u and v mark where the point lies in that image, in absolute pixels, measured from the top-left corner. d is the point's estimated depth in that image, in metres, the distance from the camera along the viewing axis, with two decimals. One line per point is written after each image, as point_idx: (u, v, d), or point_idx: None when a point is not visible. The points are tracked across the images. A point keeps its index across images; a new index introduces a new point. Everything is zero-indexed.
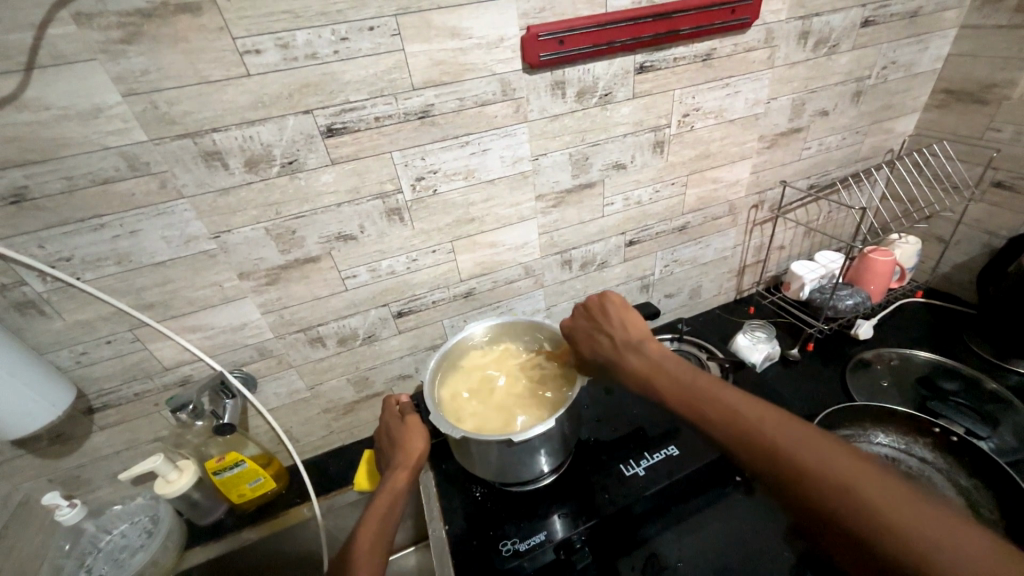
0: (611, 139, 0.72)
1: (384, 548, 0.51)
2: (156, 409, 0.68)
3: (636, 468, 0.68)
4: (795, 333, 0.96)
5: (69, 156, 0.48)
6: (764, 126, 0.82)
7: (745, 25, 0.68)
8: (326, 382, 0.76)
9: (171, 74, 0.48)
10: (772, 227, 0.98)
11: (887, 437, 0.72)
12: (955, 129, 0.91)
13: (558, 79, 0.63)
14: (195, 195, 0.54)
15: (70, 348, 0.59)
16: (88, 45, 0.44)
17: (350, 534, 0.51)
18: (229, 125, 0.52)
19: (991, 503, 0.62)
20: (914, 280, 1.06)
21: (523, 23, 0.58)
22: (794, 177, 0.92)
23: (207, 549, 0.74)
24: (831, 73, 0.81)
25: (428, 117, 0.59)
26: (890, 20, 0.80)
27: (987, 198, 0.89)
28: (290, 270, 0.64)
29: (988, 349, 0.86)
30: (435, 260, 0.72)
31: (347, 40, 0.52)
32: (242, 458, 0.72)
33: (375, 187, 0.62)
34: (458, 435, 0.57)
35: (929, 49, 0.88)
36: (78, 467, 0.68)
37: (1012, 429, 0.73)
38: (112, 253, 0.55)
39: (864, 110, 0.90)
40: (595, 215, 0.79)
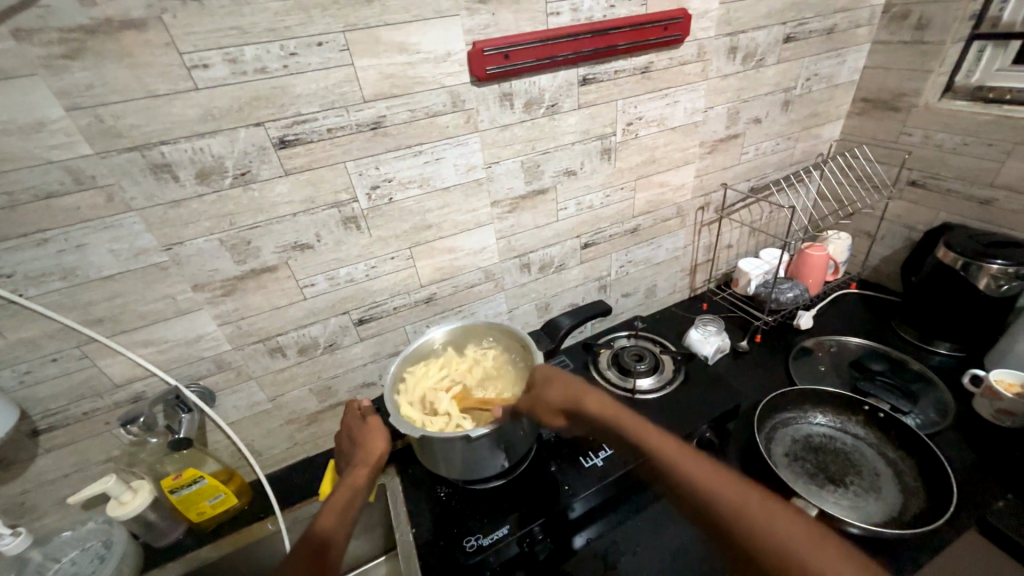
0: (560, 147, 0.76)
1: (339, 545, 0.51)
2: (107, 428, 0.66)
3: (595, 459, 0.70)
4: (744, 326, 1.02)
5: (8, 171, 0.48)
6: (704, 133, 0.88)
7: (677, 41, 0.74)
8: (288, 393, 0.76)
9: (116, 89, 0.48)
10: (718, 227, 1.04)
11: (825, 417, 0.78)
12: (874, 134, 1.00)
13: (505, 91, 0.67)
14: (145, 208, 0.55)
15: (12, 368, 0.57)
16: (28, 60, 0.45)
17: (308, 527, 0.52)
18: (178, 138, 0.52)
19: (914, 472, 0.68)
20: (849, 273, 1.15)
21: (469, 38, 0.61)
22: (735, 180, 0.99)
23: (165, 571, 0.72)
24: (760, 84, 0.88)
25: (381, 128, 0.62)
26: (810, 37, 0.88)
27: (905, 195, 0.98)
28: (246, 281, 0.64)
29: (913, 333, 0.94)
30: (394, 266, 0.73)
31: (297, 55, 0.53)
32: (200, 474, 0.71)
33: (331, 197, 0.63)
34: (418, 434, 0.58)
35: (847, 62, 0.96)
36: (23, 493, 0.66)
37: (933, 404, 0.80)
38: (56, 267, 0.54)
39: (794, 118, 0.97)
40: (550, 219, 0.83)
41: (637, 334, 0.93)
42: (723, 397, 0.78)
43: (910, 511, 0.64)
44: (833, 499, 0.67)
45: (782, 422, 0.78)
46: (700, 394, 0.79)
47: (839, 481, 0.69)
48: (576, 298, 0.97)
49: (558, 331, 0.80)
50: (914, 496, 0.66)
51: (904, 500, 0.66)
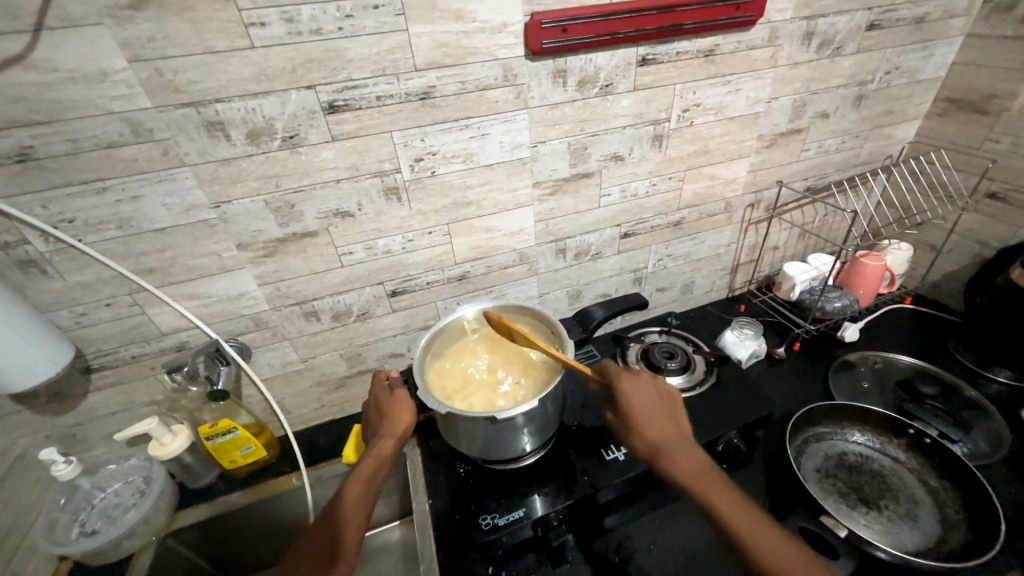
0: (610, 130, 0.73)
1: (366, 512, 0.54)
2: (152, 373, 0.70)
3: (617, 452, 0.70)
4: (782, 332, 0.98)
5: (73, 119, 0.49)
6: (764, 125, 0.83)
7: (749, 22, 0.69)
8: (319, 356, 0.78)
9: (176, 43, 0.48)
10: (767, 227, 0.99)
11: (863, 436, 0.74)
12: (954, 138, 0.92)
13: (559, 67, 0.64)
14: (197, 164, 0.56)
15: (70, 309, 0.60)
16: (96, 9, 0.45)
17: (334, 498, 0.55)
18: (232, 96, 0.53)
19: (958, 504, 0.64)
20: (905, 287, 1.08)
21: (528, 9, 0.58)
22: (791, 178, 0.93)
23: (198, 511, 0.76)
24: (833, 75, 0.82)
25: (430, 98, 0.60)
26: (896, 25, 0.80)
27: (981, 208, 0.90)
28: (288, 244, 0.65)
29: (970, 357, 0.88)
30: (431, 241, 0.73)
31: (352, 17, 0.52)
32: (234, 425, 0.74)
33: (375, 166, 0.63)
34: (444, 410, 0.59)
35: (934, 57, 0.88)
36: (76, 425, 0.70)
37: (986, 436, 0.75)
38: (114, 216, 0.56)
39: (866, 115, 0.90)
40: (591, 205, 0.80)
41: (670, 330, 0.91)
42: (756, 405, 0.75)
43: (949, 544, 0.61)
44: (864, 522, 0.64)
45: (816, 436, 0.75)
46: (732, 399, 0.76)
47: (873, 504, 0.66)
48: (609, 288, 0.95)
49: (590, 321, 0.79)
50: (955, 529, 0.62)
51: (943, 532, 0.62)
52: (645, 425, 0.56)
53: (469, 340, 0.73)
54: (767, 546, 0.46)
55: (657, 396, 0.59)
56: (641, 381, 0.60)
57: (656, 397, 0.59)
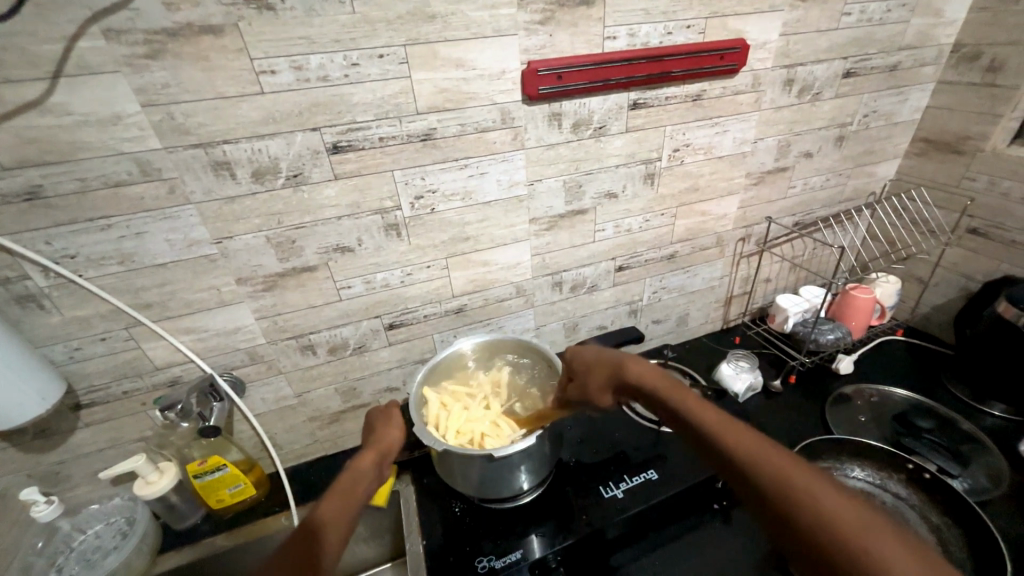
0: (603, 169, 0.76)
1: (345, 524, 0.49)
2: (142, 408, 0.69)
3: (615, 490, 0.69)
4: (778, 364, 0.98)
5: (84, 159, 0.51)
6: (751, 164, 0.86)
7: (733, 70, 0.73)
8: (314, 390, 0.77)
9: (190, 89, 0.51)
10: (758, 260, 1.01)
11: (864, 471, 0.73)
12: (933, 176, 0.96)
13: (554, 111, 0.67)
14: (202, 202, 0.57)
15: (64, 343, 0.60)
16: (114, 58, 0.47)
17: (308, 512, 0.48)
18: (240, 138, 0.55)
19: (962, 542, 0.63)
20: (896, 318, 1.09)
21: (525, 58, 0.62)
22: (779, 214, 0.96)
23: (181, 554, 0.73)
24: (815, 117, 0.86)
25: (430, 140, 0.63)
26: (871, 72, 0.85)
27: (963, 243, 0.93)
28: (287, 278, 0.66)
29: (964, 390, 0.88)
30: (429, 275, 0.74)
31: (358, 66, 0.55)
32: (224, 463, 0.72)
33: (375, 203, 0.64)
34: (440, 448, 0.58)
35: (909, 101, 0.93)
36: (59, 463, 0.68)
37: (984, 470, 0.74)
38: (116, 252, 0.56)
39: (847, 154, 0.94)
40: (587, 239, 0.82)
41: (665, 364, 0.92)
42: None
43: None
44: None
45: None
46: None
47: None
48: (605, 320, 0.95)
49: None
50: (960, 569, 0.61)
51: None
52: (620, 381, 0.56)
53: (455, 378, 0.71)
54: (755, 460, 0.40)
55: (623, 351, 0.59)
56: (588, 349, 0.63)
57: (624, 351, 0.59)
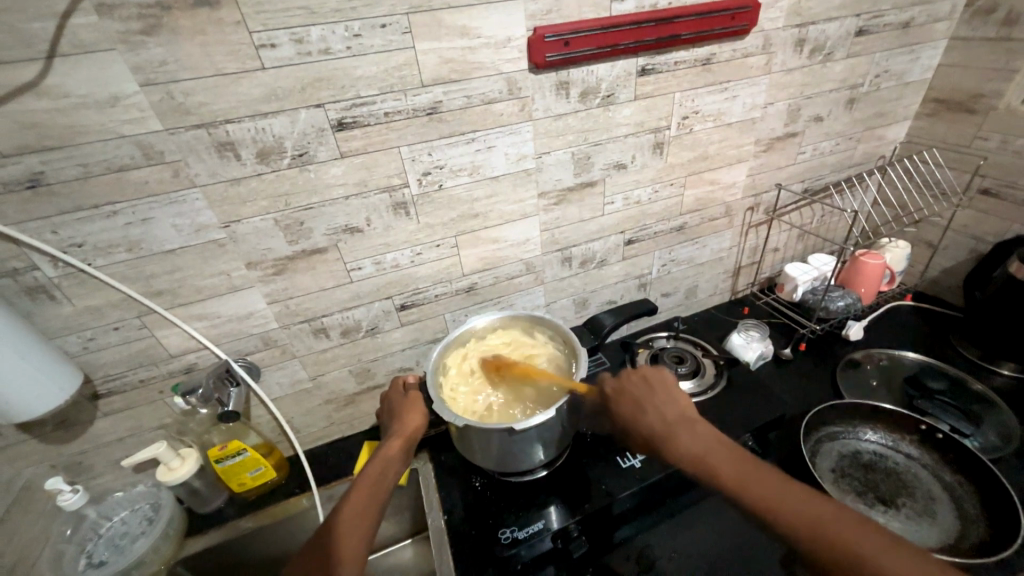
0: (612, 140, 0.74)
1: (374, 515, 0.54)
2: (160, 397, 0.69)
3: (632, 460, 0.69)
4: (787, 333, 0.99)
5: (85, 143, 0.49)
6: (760, 130, 0.84)
7: (743, 31, 0.71)
8: (328, 373, 0.77)
9: (187, 66, 0.49)
10: (767, 229, 1.00)
11: (876, 434, 0.75)
12: (945, 137, 0.94)
13: (562, 80, 0.65)
14: (207, 185, 0.56)
15: (78, 334, 0.60)
16: (108, 35, 0.45)
17: (342, 498, 0.55)
18: (242, 117, 0.53)
19: (975, 498, 0.65)
20: (904, 284, 1.09)
21: (530, 24, 0.60)
22: (789, 180, 0.95)
23: (207, 537, 0.75)
24: (825, 79, 0.84)
25: (436, 113, 0.61)
26: (883, 30, 0.83)
27: (975, 204, 0.92)
28: (297, 261, 0.65)
29: (974, 350, 0.89)
30: (438, 254, 0.73)
31: (361, 37, 0.53)
32: (244, 447, 0.73)
33: (383, 181, 0.63)
34: (461, 423, 0.58)
35: (921, 59, 0.90)
36: (81, 453, 0.69)
37: (995, 427, 0.75)
38: (123, 239, 0.56)
39: (858, 117, 0.92)
40: (596, 213, 0.81)
41: (676, 336, 0.92)
42: (767, 407, 0.76)
43: (968, 540, 0.61)
44: (882, 520, 0.64)
45: (829, 436, 0.75)
46: (743, 403, 0.77)
47: (889, 502, 0.66)
48: (614, 295, 0.95)
49: (600, 329, 0.80)
50: (973, 524, 0.62)
51: (961, 528, 0.62)
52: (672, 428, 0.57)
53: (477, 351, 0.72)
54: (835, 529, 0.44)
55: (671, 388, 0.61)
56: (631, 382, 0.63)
57: (675, 392, 0.61)
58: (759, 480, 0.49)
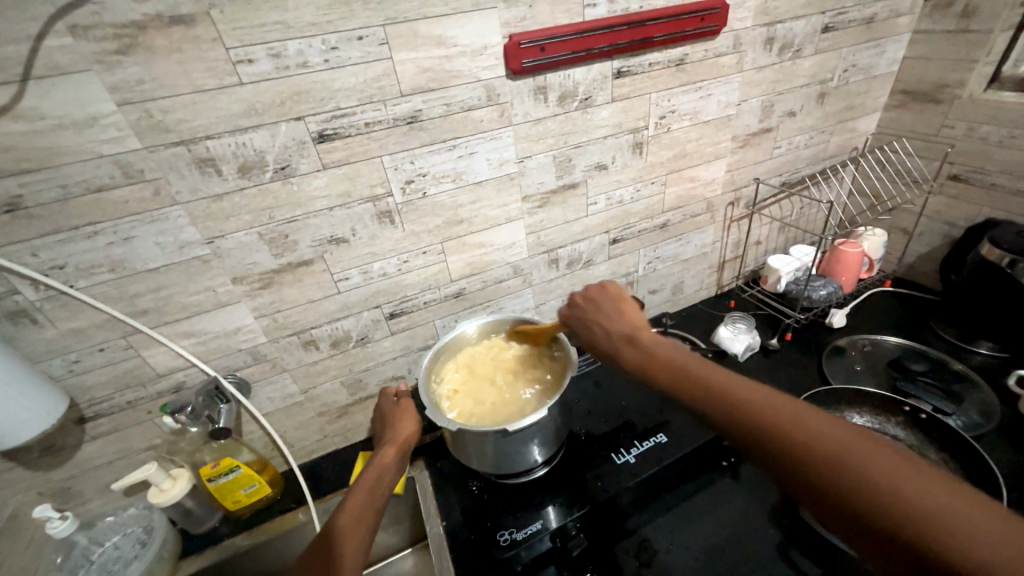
0: (592, 141, 0.75)
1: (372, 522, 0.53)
2: (149, 417, 0.68)
3: (627, 455, 0.70)
4: (773, 324, 1.01)
5: (63, 164, 0.49)
6: (736, 127, 0.86)
7: (714, 32, 0.73)
8: (320, 385, 0.77)
9: (165, 84, 0.49)
10: (748, 223, 1.02)
11: (862, 417, 0.76)
12: (913, 127, 0.97)
13: (539, 85, 0.67)
14: (189, 202, 0.56)
15: (62, 357, 0.59)
16: (84, 56, 0.46)
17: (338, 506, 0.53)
18: (222, 132, 0.53)
19: (960, 474, 0.66)
20: (884, 271, 1.12)
21: (506, 31, 0.61)
22: (767, 175, 0.97)
23: (202, 558, 0.74)
24: (796, 75, 0.86)
25: (417, 121, 0.62)
26: (848, 26, 0.85)
27: (946, 191, 0.95)
28: (283, 274, 0.65)
29: (952, 331, 0.92)
30: (425, 261, 0.74)
31: (338, 49, 0.54)
32: (236, 464, 0.72)
33: (366, 191, 0.64)
34: (454, 428, 0.58)
35: (886, 53, 0.93)
36: (69, 479, 0.68)
37: (976, 405, 0.77)
38: (106, 259, 0.55)
39: (829, 111, 0.95)
40: (580, 214, 0.82)
41: None
42: None
43: None
44: None
45: None
46: None
47: None
48: None
49: None
50: None
51: None
52: (625, 343, 0.55)
53: (473, 360, 0.73)
54: (797, 422, 0.39)
55: (631, 307, 0.60)
56: (588, 302, 0.62)
57: (628, 309, 0.59)
58: (710, 379, 0.46)
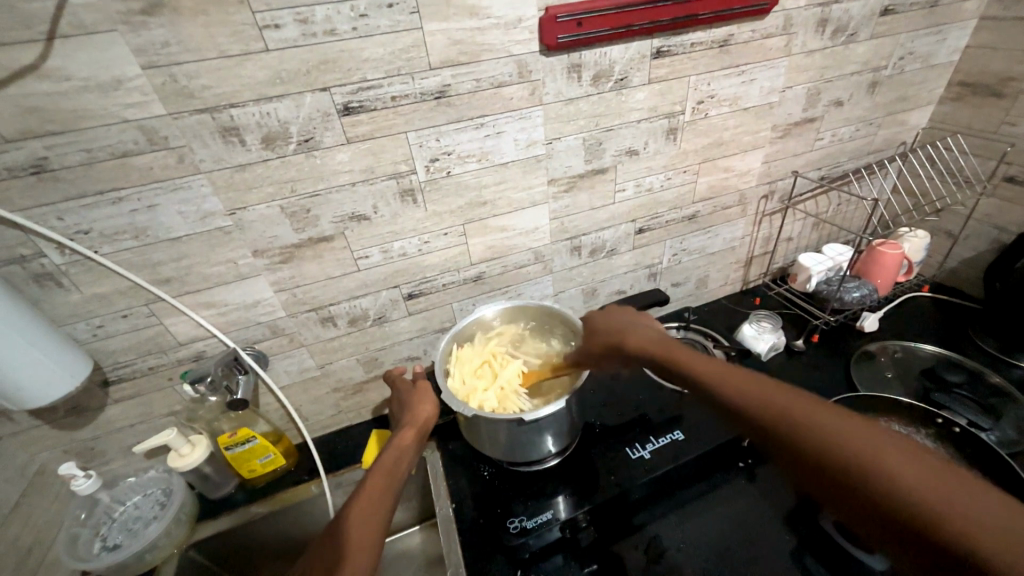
0: (625, 125, 0.72)
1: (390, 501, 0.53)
2: (169, 383, 0.69)
3: (642, 451, 0.69)
4: (800, 324, 0.97)
5: (89, 128, 0.48)
6: (778, 115, 0.82)
7: (764, 10, 0.68)
8: (336, 362, 0.77)
9: (191, 47, 0.48)
10: (781, 218, 0.98)
11: (890, 427, 0.73)
12: (970, 122, 0.91)
13: (574, 62, 0.63)
14: (212, 170, 0.55)
15: (87, 321, 0.60)
16: (109, 15, 0.44)
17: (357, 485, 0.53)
18: (246, 100, 0.52)
19: None
20: (921, 275, 1.07)
21: (542, 4, 0.58)
22: (805, 168, 0.92)
23: (218, 522, 0.76)
24: (847, 62, 0.81)
25: (445, 97, 0.59)
26: (909, 10, 0.79)
27: (999, 193, 0.89)
28: (304, 249, 0.64)
29: (992, 343, 0.87)
30: (446, 242, 0.72)
31: (366, 17, 0.51)
32: (252, 434, 0.73)
33: (390, 167, 0.62)
34: (470, 413, 0.58)
35: (948, 40, 0.87)
36: (93, 439, 0.69)
37: (1015, 422, 0.73)
38: (130, 226, 0.55)
39: (879, 101, 0.89)
40: (606, 201, 0.79)
41: (686, 326, 0.91)
42: None
43: None
44: None
45: None
46: None
47: None
48: (624, 285, 0.94)
49: None
50: None
51: None
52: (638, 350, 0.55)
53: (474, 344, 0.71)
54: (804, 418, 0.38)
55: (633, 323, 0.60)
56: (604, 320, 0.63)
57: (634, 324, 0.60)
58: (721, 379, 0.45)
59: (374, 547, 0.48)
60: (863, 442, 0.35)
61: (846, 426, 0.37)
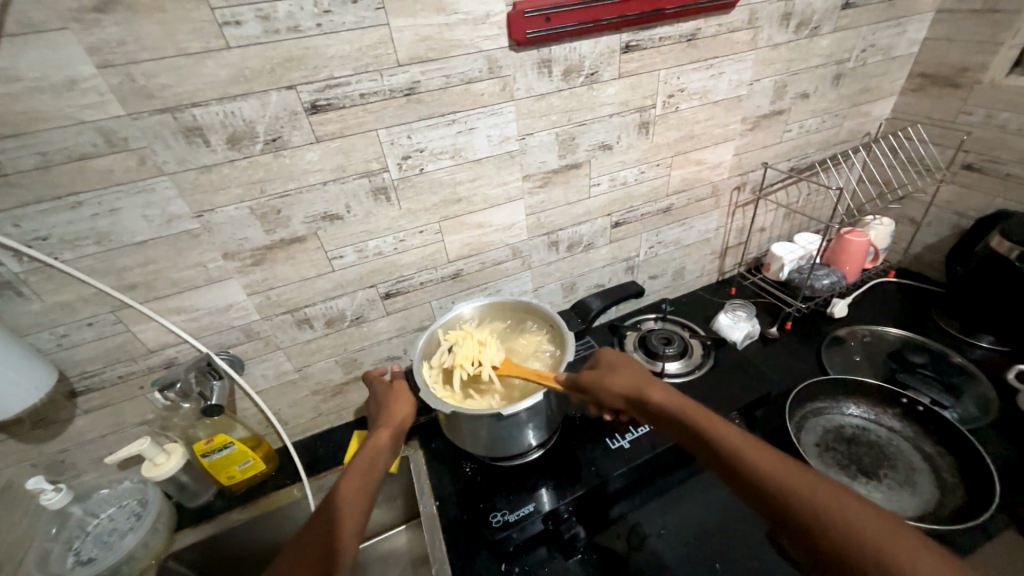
0: (597, 119, 0.73)
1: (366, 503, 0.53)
2: (141, 392, 0.67)
3: (622, 441, 0.70)
4: (774, 312, 1.00)
5: (43, 130, 0.47)
6: (747, 108, 0.83)
7: (729, 5, 0.69)
8: (314, 364, 0.76)
9: (148, 46, 0.46)
10: (754, 209, 1.00)
11: (858, 408, 0.76)
12: (930, 112, 0.94)
13: (544, 57, 0.64)
14: (176, 172, 0.53)
15: (50, 331, 0.58)
16: (58, 12, 0.43)
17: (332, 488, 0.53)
18: (209, 100, 0.51)
19: (954, 467, 0.66)
20: (888, 261, 1.11)
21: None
22: (775, 159, 0.94)
23: (197, 531, 0.74)
24: (812, 55, 0.83)
25: (414, 94, 0.59)
26: (869, 3, 0.81)
27: (958, 180, 0.92)
28: (276, 251, 0.63)
29: (953, 325, 0.90)
30: (422, 240, 0.72)
31: (330, 13, 0.51)
32: (231, 440, 0.72)
33: (362, 166, 0.61)
34: (448, 410, 0.58)
35: (907, 33, 0.89)
36: (63, 452, 0.67)
37: (974, 399, 0.77)
38: (91, 231, 0.53)
39: (844, 93, 0.92)
40: (582, 196, 0.80)
41: (664, 317, 0.92)
42: (753, 385, 0.77)
43: (947, 506, 0.63)
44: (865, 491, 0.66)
45: (813, 411, 0.76)
46: (729, 382, 0.78)
47: (872, 473, 0.68)
48: (603, 278, 0.95)
49: (588, 313, 0.81)
50: (952, 493, 0.64)
51: (941, 497, 0.64)
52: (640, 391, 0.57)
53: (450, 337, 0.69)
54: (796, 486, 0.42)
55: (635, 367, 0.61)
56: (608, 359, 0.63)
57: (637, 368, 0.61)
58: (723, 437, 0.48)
59: (349, 549, 0.47)
60: (836, 492, 0.41)
61: (834, 494, 0.41)
